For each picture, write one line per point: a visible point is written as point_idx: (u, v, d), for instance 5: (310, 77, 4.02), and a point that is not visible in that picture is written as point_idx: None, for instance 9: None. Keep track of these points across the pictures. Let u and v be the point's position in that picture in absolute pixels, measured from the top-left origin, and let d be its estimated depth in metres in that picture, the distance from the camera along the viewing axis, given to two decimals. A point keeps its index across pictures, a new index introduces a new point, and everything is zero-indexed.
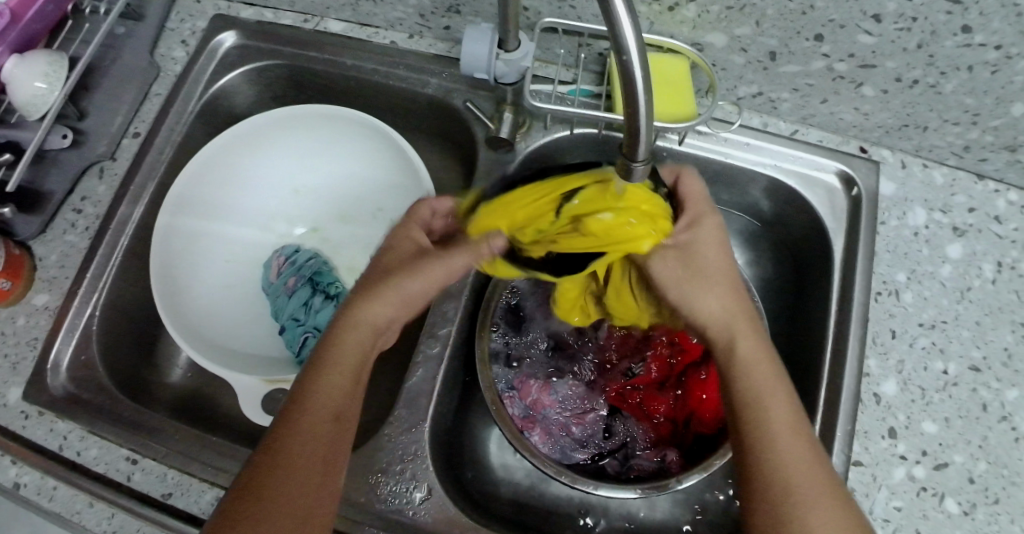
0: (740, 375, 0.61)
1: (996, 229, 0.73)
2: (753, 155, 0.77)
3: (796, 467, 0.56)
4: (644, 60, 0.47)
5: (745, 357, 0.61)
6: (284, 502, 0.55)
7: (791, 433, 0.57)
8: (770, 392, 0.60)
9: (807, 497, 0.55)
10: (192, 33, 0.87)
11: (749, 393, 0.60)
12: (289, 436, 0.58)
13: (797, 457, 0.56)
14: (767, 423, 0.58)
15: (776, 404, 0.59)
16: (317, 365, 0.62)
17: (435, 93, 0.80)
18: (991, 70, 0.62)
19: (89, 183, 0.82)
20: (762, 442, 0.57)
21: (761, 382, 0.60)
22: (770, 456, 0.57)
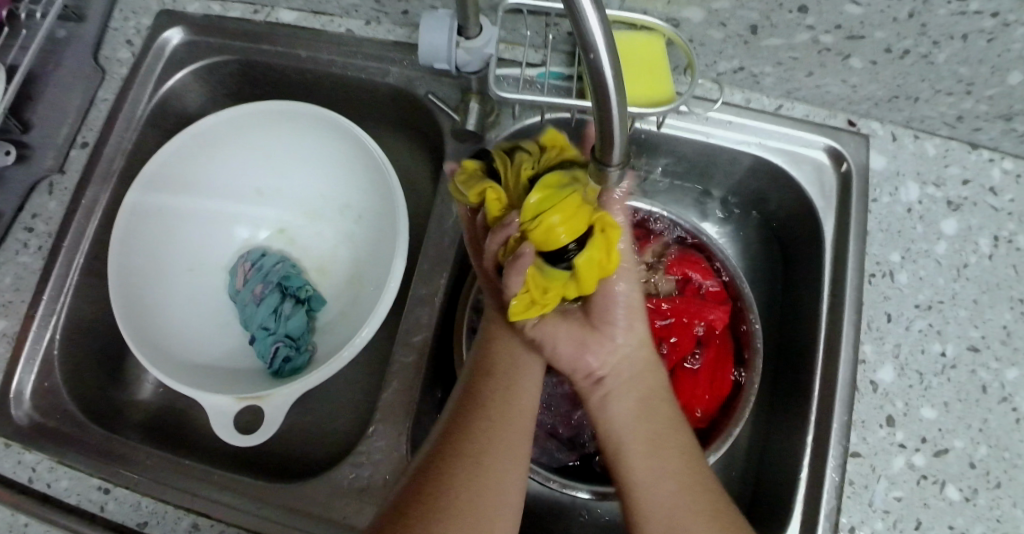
0: (643, 416, 0.60)
1: (992, 201, 0.70)
2: (737, 134, 0.72)
3: (684, 505, 0.56)
4: (614, 56, 0.42)
5: (649, 392, 0.61)
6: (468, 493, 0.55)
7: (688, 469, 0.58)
8: (673, 431, 0.59)
9: (691, 532, 0.55)
10: (138, 32, 0.81)
11: (659, 433, 0.59)
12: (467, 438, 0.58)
13: (691, 493, 0.57)
14: (662, 461, 0.58)
15: (676, 440, 0.59)
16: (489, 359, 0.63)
17: (397, 82, 0.75)
18: (987, 38, 0.58)
19: (39, 200, 0.77)
20: (652, 484, 0.57)
21: (660, 425, 0.60)
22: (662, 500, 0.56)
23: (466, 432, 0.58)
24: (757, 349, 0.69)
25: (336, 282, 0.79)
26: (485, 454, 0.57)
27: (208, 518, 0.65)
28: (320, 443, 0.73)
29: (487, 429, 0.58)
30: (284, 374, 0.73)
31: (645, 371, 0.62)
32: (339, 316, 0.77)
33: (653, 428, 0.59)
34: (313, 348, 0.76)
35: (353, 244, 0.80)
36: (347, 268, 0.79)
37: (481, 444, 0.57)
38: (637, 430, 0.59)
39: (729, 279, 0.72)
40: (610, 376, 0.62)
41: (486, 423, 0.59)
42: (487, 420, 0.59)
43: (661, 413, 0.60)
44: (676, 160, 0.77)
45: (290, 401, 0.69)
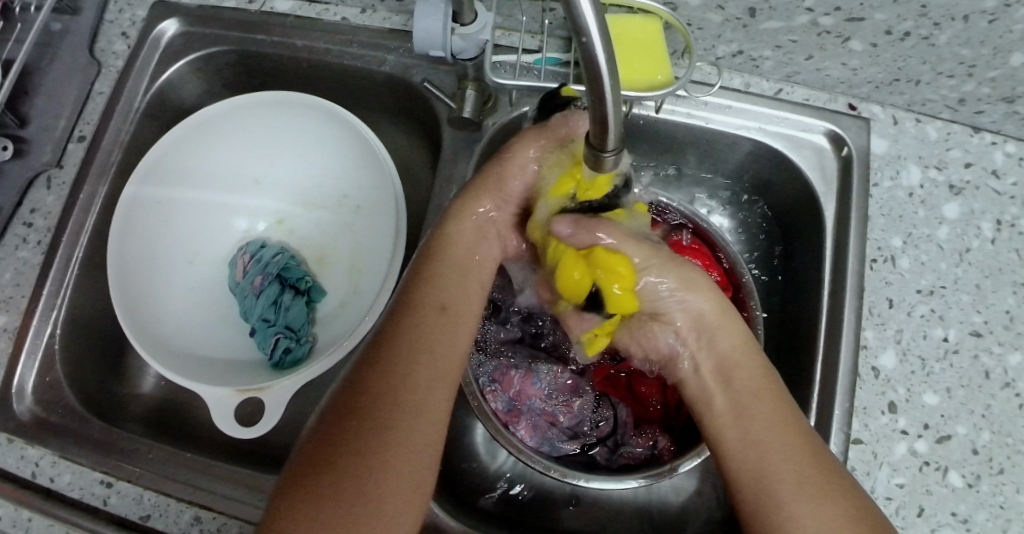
0: (736, 378, 0.57)
1: (994, 185, 0.69)
2: (735, 118, 0.72)
3: (789, 461, 0.52)
4: (607, 37, 0.41)
5: (727, 357, 0.58)
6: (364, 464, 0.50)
7: (789, 429, 0.54)
8: (763, 390, 0.56)
9: (795, 488, 0.51)
10: (133, 23, 0.80)
11: (753, 394, 0.55)
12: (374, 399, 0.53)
13: (795, 450, 0.52)
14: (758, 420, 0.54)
15: (768, 402, 0.55)
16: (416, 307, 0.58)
17: (393, 70, 0.75)
18: (988, 20, 0.57)
19: (37, 194, 0.77)
20: (754, 443, 0.53)
21: (753, 386, 0.56)
22: (768, 458, 0.52)
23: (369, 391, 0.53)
24: (757, 338, 0.69)
25: (336, 273, 0.79)
26: (401, 371, 0.54)
27: (210, 510, 0.65)
28: None
29: (405, 347, 0.55)
30: (284, 365, 0.73)
31: (716, 333, 0.59)
32: (337, 306, 0.77)
33: (743, 388, 0.56)
34: (313, 339, 0.76)
35: (351, 234, 0.80)
36: (346, 258, 0.79)
37: (399, 364, 0.54)
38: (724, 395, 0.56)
39: (729, 266, 0.72)
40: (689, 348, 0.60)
41: (407, 340, 0.55)
42: (410, 346, 0.55)
43: (750, 373, 0.57)
44: (675, 146, 0.77)
45: (290, 393, 0.69)
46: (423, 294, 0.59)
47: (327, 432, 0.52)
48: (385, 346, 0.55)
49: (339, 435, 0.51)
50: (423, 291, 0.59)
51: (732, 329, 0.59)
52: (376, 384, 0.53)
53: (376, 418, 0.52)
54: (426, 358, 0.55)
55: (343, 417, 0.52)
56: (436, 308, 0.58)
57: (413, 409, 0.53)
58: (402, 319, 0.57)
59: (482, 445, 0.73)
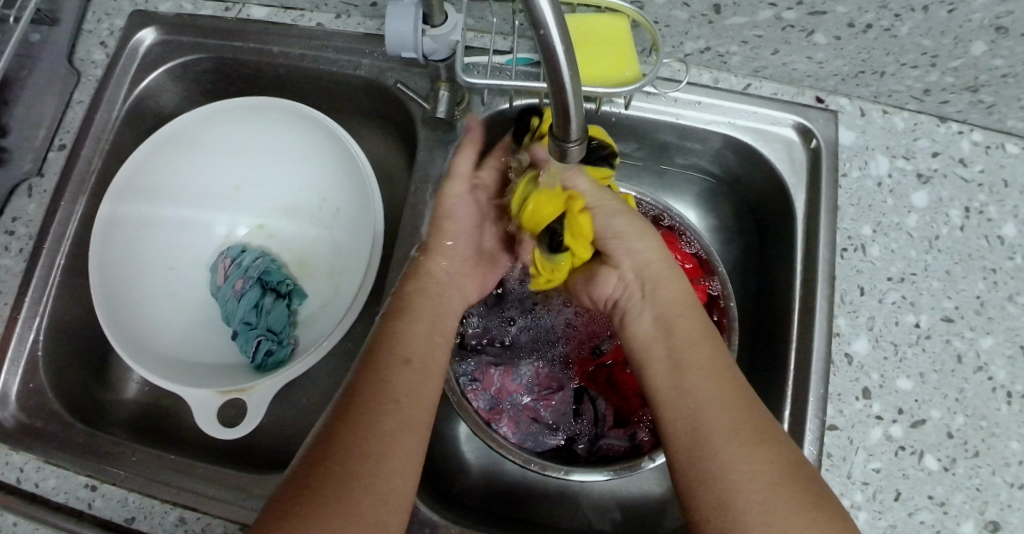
0: (673, 324, 0.60)
1: (962, 173, 0.71)
2: (706, 114, 0.73)
3: (721, 412, 0.54)
4: (564, 28, 0.42)
5: (665, 310, 0.61)
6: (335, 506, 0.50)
7: (723, 383, 0.56)
8: (696, 340, 0.58)
9: (727, 438, 0.52)
10: (111, 33, 0.81)
11: (692, 344, 0.58)
12: (337, 448, 0.53)
13: (732, 401, 0.54)
14: (698, 377, 0.56)
15: (698, 351, 0.58)
16: (369, 363, 0.58)
17: (368, 74, 0.76)
18: (947, 9, 0.59)
19: (18, 203, 0.77)
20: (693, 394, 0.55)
21: (686, 338, 0.58)
22: (705, 407, 0.54)
23: (333, 441, 0.53)
24: (733, 330, 0.69)
25: (315, 276, 0.80)
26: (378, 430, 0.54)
27: (194, 511, 0.65)
28: (303, 432, 0.74)
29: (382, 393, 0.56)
30: (265, 367, 0.73)
31: (657, 280, 0.62)
32: (318, 308, 0.78)
33: (682, 336, 0.59)
34: (294, 341, 0.76)
35: (331, 237, 0.80)
36: (326, 260, 0.80)
37: (375, 404, 0.55)
38: (661, 347, 0.59)
39: (706, 256, 0.73)
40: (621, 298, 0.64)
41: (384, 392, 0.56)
42: (374, 397, 0.56)
43: (686, 325, 0.59)
44: (648, 142, 0.78)
45: (273, 392, 0.70)
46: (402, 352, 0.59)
47: (306, 486, 0.51)
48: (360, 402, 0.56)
49: (324, 470, 0.52)
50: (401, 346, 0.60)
51: (671, 280, 0.62)
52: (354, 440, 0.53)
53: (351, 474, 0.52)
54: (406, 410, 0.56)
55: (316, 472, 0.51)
56: (405, 355, 0.59)
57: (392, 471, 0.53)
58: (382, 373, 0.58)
59: (463, 441, 0.73)
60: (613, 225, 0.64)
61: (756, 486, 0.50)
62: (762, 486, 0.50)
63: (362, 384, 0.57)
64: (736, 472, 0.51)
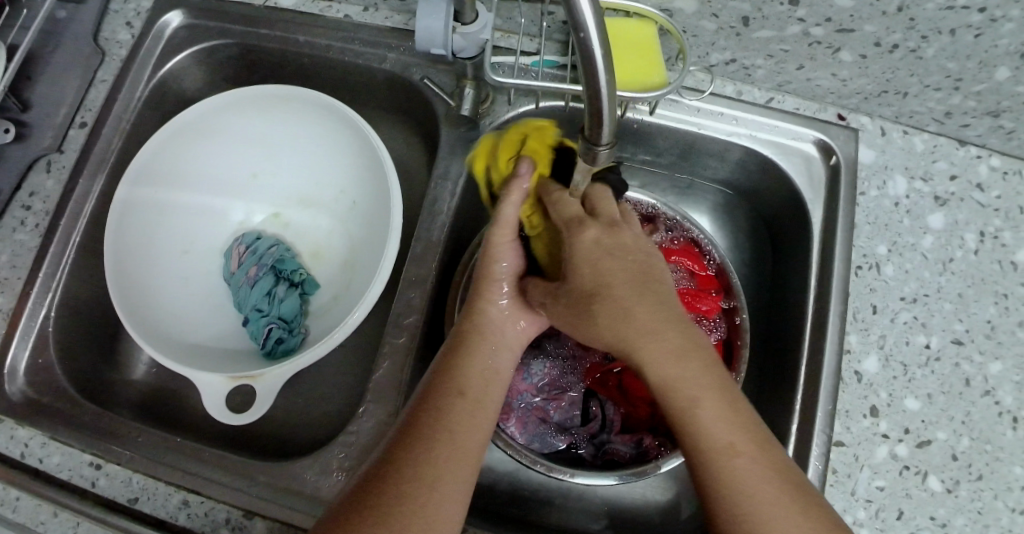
0: (665, 395, 0.54)
1: (978, 197, 0.71)
2: (728, 125, 0.73)
3: (740, 492, 0.51)
4: (604, 32, 0.42)
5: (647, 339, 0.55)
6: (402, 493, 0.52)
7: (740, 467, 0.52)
8: (698, 411, 0.53)
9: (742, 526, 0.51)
10: (137, 14, 0.81)
11: (682, 415, 0.54)
12: (410, 448, 0.55)
13: (730, 449, 0.53)
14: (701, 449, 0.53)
15: (705, 422, 0.53)
16: (447, 363, 0.60)
17: (393, 67, 0.76)
18: (974, 34, 0.59)
19: (37, 178, 0.77)
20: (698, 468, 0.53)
21: (683, 407, 0.54)
22: (725, 495, 0.52)
23: (408, 440, 0.55)
24: (745, 346, 0.69)
25: (330, 268, 0.80)
26: (434, 457, 0.55)
27: (198, 494, 0.65)
28: (311, 421, 0.74)
29: (447, 394, 0.58)
30: (276, 355, 0.73)
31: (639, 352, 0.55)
32: (331, 300, 0.78)
33: (673, 405, 0.54)
34: (305, 330, 0.76)
35: (348, 229, 0.80)
36: (341, 252, 0.80)
37: (448, 407, 0.57)
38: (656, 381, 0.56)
39: (719, 267, 0.73)
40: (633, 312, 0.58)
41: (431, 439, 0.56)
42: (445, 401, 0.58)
43: (672, 341, 0.55)
44: (668, 150, 0.78)
45: (281, 380, 0.69)
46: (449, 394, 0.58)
47: (371, 484, 0.53)
48: (424, 415, 0.57)
49: (395, 471, 0.54)
50: (452, 390, 0.59)
51: (654, 343, 0.55)
52: (413, 464, 0.54)
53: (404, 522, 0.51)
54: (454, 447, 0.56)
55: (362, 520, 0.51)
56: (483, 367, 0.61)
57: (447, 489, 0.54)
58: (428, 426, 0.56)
59: None
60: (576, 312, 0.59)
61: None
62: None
63: (437, 385, 0.59)
64: None
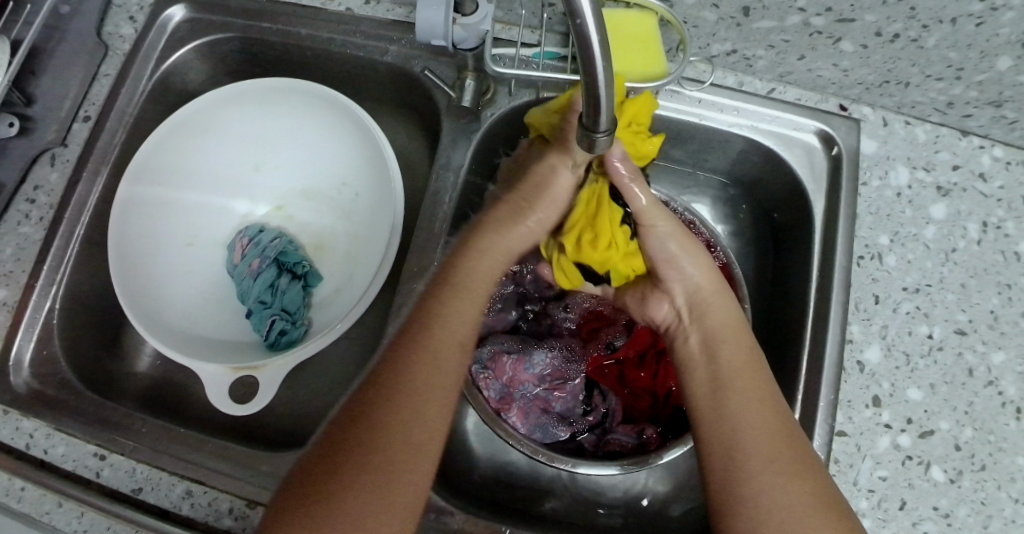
0: (722, 347, 0.60)
1: (981, 187, 0.71)
2: (728, 116, 0.73)
3: (765, 439, 0.54)
4: (601, 19, 0.42)
5: (717, 331, 0.61)
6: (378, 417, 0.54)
7: (771, 419, 0.55)
8: (750, 369, 0.58)
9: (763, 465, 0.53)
10: (140, 8, 0.82)
11: (738, 365, 0.59)
12: (393, 369, 0.56)
13: (768, 400, 0.56)
14: (744, 392, 0.57)
15: (754, 377, 0.58)
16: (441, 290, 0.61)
17: (394, 60, 0.77)
18: (975, 23, 0.59)
19: (41, 171, 0.78)
20: (729, 407, 0.56)
21: (740, 362, 0.59)
22: (751, 433, 0.54)
23: (395, 360, 0.57)
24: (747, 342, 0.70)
25: (333, 260, 0.80)
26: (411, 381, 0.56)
27: (201, 484, 0.65)
28: (314, 413, 0.74)
29: (438, 321, 0.59)
30: (279, 346, 0.74)
31: (708, 306, 0.63)
32: (333, 291, 0.78)
33: (730, 357, 0.59)
34: (308, 322, 0.77)
35: (351, 221, 0.81)
36: (344, 244, 0.80)
37: (433, 331, 0.59)
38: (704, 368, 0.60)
39: (723, 262, 0.74)
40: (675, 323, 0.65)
41: (394, 405, 0.54)
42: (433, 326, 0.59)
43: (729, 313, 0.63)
44: (669, 141, 0.78)
45: (284, 372, 0.70)
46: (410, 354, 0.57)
47: (355, 405, 0.55)
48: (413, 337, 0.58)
49: (374, 396, 0.55)
50: (420, 348, 0.57)
51: (721, 306, 0.63)
52: (389, 386, 0.55)
53: (360, 493, 0.51)
54: (417, 411, 0.55)
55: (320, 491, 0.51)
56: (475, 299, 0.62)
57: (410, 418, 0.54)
58: (390, 388, 0.55)
59: (472, 429, 0.74)
60: (665, 249, 0.65)
61: (790, 521, 0.50)
62: (799, 515, 0.51)
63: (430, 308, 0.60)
64: (771, 497, 0.52)
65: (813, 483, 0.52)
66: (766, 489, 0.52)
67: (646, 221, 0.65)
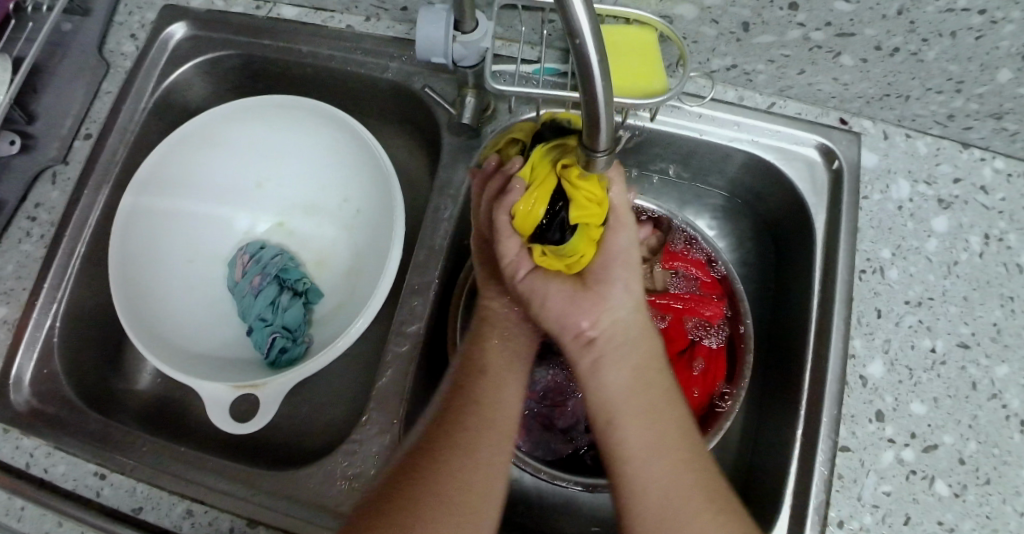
0: (642, 382, 0.59)
1: (983, 199, 0.71)
2: (729, 130, 0.73)
3: (687, 491, 0.55)
4: (599, 38, 0.42)
5: (637, 363, 0.60)
6: (444, 480, 0.55)
7: (690, 468, 0.56)
8: (670, 410, 0.58)
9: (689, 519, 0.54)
10: (142, 26, 0.82)
11: (655, 405, 0.58)
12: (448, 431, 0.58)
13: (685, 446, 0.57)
14: (666, 441, 0.57)
15: (671, 418, 0.58)
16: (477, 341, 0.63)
17: (395, 76, 0.77)
18: (975, 36, 0.59)
19: (42, 189, 0.78)
20: (651, 457, 0.56)
21: (659, 404, 0.58)
22: (672, 486, 0.55)
23: (450, 423, 0.58)
24: (750, 359, 0.69)
25: (333, 276, 0.80)
26: (466, 437, 0.57)
27: (202, 503, 0.65)
28: (315, 430, 0.74)
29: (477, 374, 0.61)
30: (280, 363, 0.74)
31: (631, 333, 0.61)
32: (334, 308, 0.78)
33: (653, 396, 0.58)
34: (309, 339, 0.76)
35: (352, 237, 0.81)
36: (344, 260, 0.80)
37: (478, 388, 0.60)
38: (632, 401, 0.58)
39: (724, 274, 0.73)
40: (604, 339, 0.61)
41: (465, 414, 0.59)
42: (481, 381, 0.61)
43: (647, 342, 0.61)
44: (669, 155, 0.78)
45: (286, 388, 0.69)
46: (480, 375, 0.61)
47: (408, 470, 0.56)
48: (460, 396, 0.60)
49: (437, 457, 0.56)
50: (472, 403, 0.59)
51: (643, 331, 0.62)
52: (444, 448, 0.57)
53: (435, 492, 0.54)
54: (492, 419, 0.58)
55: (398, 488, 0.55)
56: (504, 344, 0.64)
57: (478, 475, 0.56)
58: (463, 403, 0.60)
59: None
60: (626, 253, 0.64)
61: None
62: None
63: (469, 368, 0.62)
64: None
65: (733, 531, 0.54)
66: None
67: (619, 218, 0.64)
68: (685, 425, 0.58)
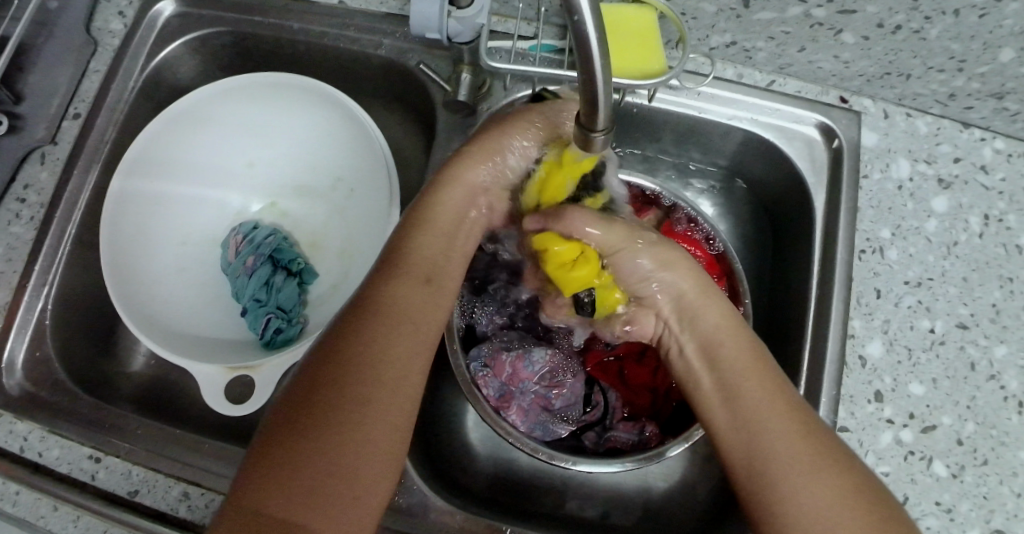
0: (722, 347, 0.58)
1: (982, 180, 0.70)
2: (727, 108, 0.73)
3: (788, 440, 0.52)
4: (598, 17, 0.41)
5: (710, 333, 0.59)
6: (335, 417, 0.50)
7: (787, 418, 0.53)
8: (754, 367, 0.56)
9: (792, 466, 0.51)
10: (130, 3, 0.80)
11: (742, 366, 0.56)
12: (346, 367, 0.53)
13: (780, 397, 0.54)
14: (754, 398, 0.55)
15: (758, 376, 0.56)
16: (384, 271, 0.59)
17: (389, 54, 0.75)
18: (978, 14, 0.58)
19: (31, 170, 0.77)
20: (746, 413, 0.54)
21: (744, 364, 0.56)
22: (770, 437, 0.53)
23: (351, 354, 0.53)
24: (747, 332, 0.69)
25: (328, 257, 0.79)
26: (369, 373, 0.52)
27: (198, 486, 0.64)
28: None
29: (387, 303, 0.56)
30: (275, 345, 0.73)
31: (700, 306, 0.60)
32: (329, 289, 0.77)
33: (734, 358, 0.57)
34: (304, 320, 0.76)
35: (346, 218, 0.80)
36: (339, 241, 0.79)
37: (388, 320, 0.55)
38: (713, 370, 0.57)
39: (721, 251, 0.73)
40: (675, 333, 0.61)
41: (361, 368, 0.52)
42: (389, 314, 0.55)
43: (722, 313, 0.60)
44: (668, 134, 0.78)
45: (279, 374, 0.69)
46: (390, 309, 0.56)
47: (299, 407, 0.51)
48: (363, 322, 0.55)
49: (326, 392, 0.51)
50: (380, 333, 0.54)
51: (711, 304, 0.60)
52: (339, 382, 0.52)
53: (349, 416, 0.51)
54: (391, 375, 0.53)
55: (305, 420, 0.50)
56: (421, 274, 0.59)
57: (376, 413, 0.51)
58: (367, 327, 0.55)
59: (471, 426, 0.73)
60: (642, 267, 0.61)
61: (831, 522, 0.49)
62: (838, 515, 0.49)
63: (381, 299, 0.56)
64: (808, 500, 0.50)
65: (846, 476, 0.51)
66: (796, 495, 0.50)
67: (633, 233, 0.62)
68: (775, 382, 0.56)
